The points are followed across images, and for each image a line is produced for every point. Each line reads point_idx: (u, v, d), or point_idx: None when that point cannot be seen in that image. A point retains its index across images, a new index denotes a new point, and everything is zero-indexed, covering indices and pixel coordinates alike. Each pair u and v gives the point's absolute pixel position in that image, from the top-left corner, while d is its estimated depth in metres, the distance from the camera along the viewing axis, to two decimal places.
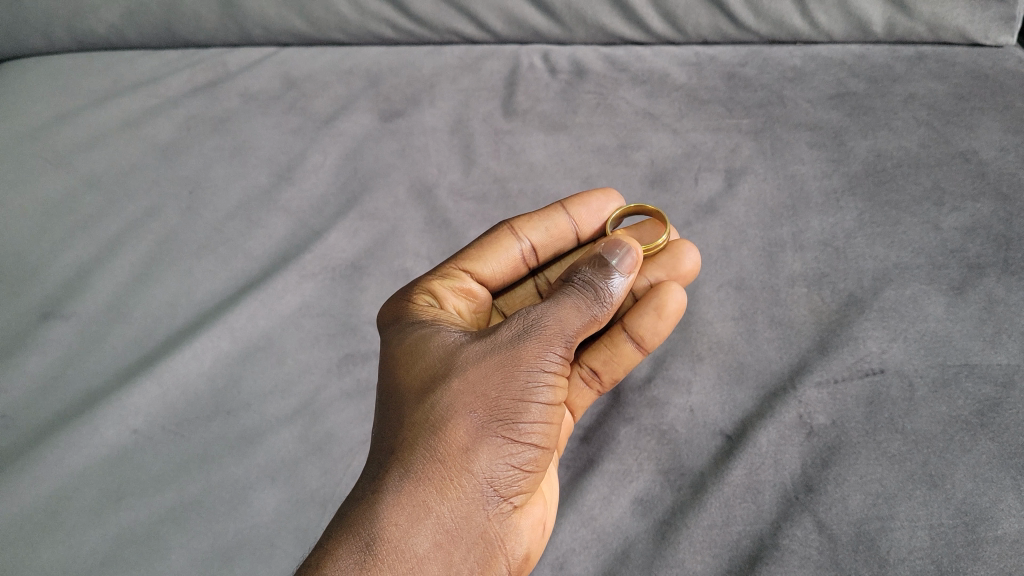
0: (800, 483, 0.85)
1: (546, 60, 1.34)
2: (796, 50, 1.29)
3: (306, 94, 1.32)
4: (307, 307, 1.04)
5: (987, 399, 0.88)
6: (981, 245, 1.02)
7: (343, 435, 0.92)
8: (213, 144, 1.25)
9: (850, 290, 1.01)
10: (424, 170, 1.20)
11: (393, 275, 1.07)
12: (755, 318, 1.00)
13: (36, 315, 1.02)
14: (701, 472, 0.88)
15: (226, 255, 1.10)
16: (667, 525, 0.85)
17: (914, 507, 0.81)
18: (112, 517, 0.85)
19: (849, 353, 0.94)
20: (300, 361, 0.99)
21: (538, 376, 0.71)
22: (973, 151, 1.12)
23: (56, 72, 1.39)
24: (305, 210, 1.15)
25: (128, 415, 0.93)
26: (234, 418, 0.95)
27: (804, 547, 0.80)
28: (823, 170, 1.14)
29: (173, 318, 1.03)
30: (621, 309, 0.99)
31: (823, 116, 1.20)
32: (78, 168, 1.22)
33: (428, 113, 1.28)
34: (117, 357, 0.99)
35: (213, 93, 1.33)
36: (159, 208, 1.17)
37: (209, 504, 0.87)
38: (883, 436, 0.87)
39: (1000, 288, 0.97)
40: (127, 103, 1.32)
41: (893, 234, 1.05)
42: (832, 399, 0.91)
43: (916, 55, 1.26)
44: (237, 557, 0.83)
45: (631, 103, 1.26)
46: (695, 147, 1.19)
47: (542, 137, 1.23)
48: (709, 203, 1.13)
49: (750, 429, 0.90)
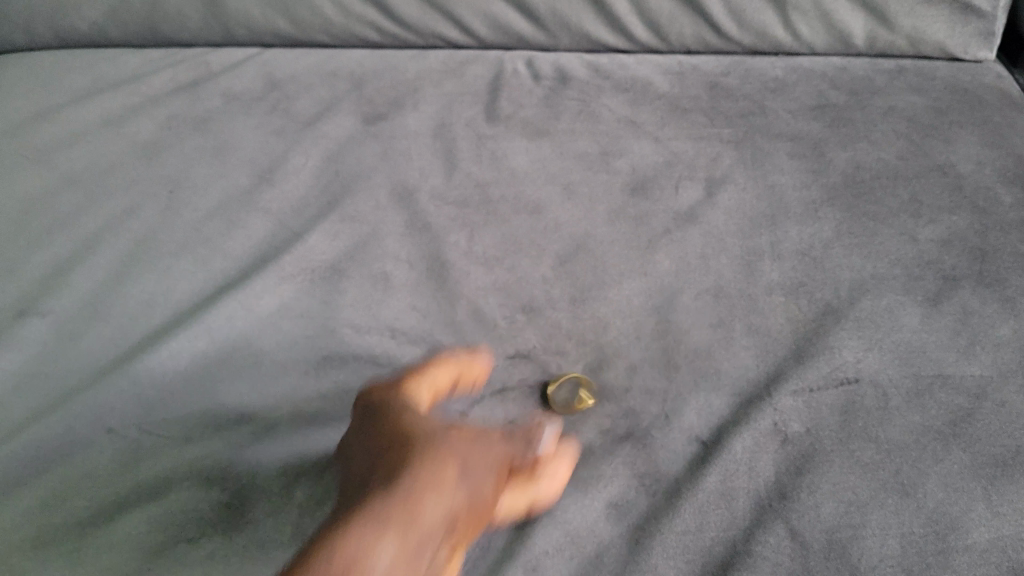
0: (774, 491, 0.86)
1: (530, 66, 1.34)
2: (777, 62, 1.30)
3: (289, 95, 1.32)
4: (285, 308, 1.03)
5: (960, 409, 0.90)
6: (956, 258, 1.05)
7: (319, 436, 0.92)
8: (194, 143, 1.25)
9: (827, 299, 1.02)
10: (406, 173, 1.19)
11: (373, 278, 1.06)
12: (733, 326, 1.00)
13: (12, 312, 1.02)
14: (675, 479, 0.88)
15: (204, 255, 1.09)
16: (641, 531, 0.85)
17: (885, 516, 0.83)
18: (76, 503, 0.87)
19: (825, 362, 0.95)
20: (277, 361, 0.98)
21: (457, 502, 0.75)
22: (950, 165, 1.14)
23: (37, 67, 1.38)
24: (285, 211, 1.15)
25: (103, 412, 0.93)
26: (210, 418, 0.94)
27: (776, 553, 0.81)
28: (802, 180, 1.14)
29: (151, 317, 1.02)
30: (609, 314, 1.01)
31: (804, 127, 1.21)
32: (58, 165, 1.21)
33: (411, 117, 1.27)
34: (93, 357, 0.98)
35: (195, 92, 1.33)
36: (138, 206, 1.15)
37: (182, 506, 0.87)
38: (857, 444, 0.88)
39: (975, 300, 1.00)
40: (108, 100, 1.31)
41: (870, 245, 1.07)
42: (807, 407, 0.92)
43: (896, 69, 1.28)
44: (209, 559, 0.83)
45: (614, 111, 1.26)
46: (676, 155, 1.20)
47: (524, 143, 1.23)
48: (690, 211, 1.13)
49: (724, 436, 0.90)
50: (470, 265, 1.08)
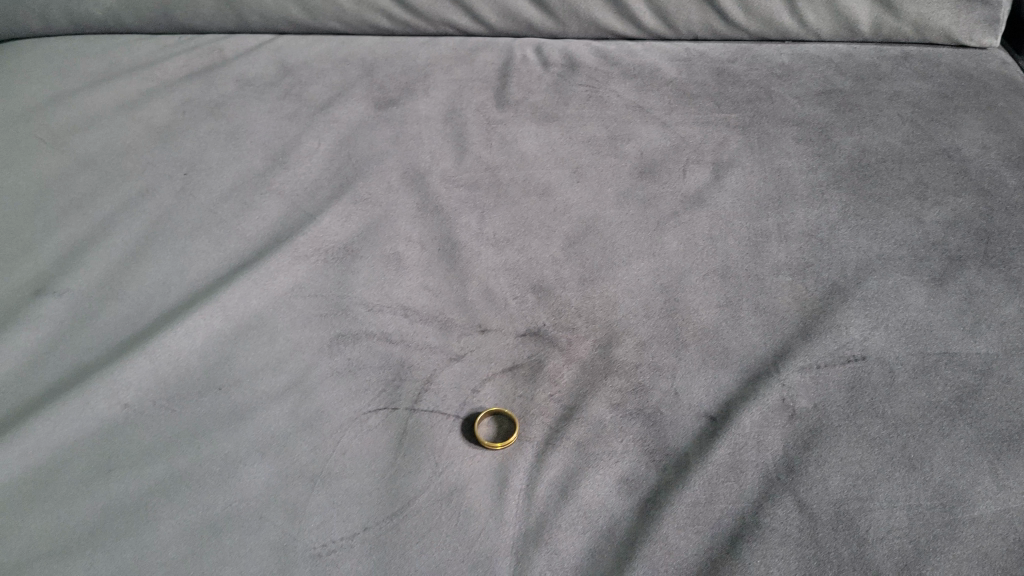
0: (782, 465, 0.87)
1: (539, 53, 1.36)
2: (784, 49, 1.33)
3: (302, 81, 1.34)
4: (299, 288, 1.05)
5: (966, 385, 0.92)
6: (962, 239, 1.06)
7: (332, 412, 0.93)
8: (208, 127, 1.26)
9: (834, 279, 1.03)
10: (417, 156, 1.21)
11: (385, 258, 1.08)
12: (740, 305, 1.02)
13: (29, 292, 1.03)
14: (684, 451, 0.89)
15: (219, 236, 1.11)
16: (651, 503, 0.85)
17: (892, 488, 0.84)
18: (101, 488, 0.86)
19: (832, 339, 0.97)
20: (291, 340, 1.00)
21: None
22: (955, 148, 1.16)
23: (52, 53, 1.39)
24: (298, 193, 1.16)
25: (120, 390, 0.93)
26: (225, 395, 0.95)
27: (784, 524, 0.82)
28: (808, 164, 1.16)
29: (167, 296, 1.04)
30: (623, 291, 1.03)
31: (811, 112, 1.23)
32: (73, 148, 1.22)
33: (422, 102, 1.29)
34: (110, 334, 0.99)
35: (209, 78, 1.35)
36: (153, 188, 1.17)
37: (199, 478, 0.87)
38: (864, 420, 0.89)
39: (980, 279, 1.02)
40: (123, 85, 1.33)
41: (876, 227, 1.08)
42: (814, 383, 0.93)
43: (902, 55, 1.30)
44: (226, 529, 0.83)
45: (622, 96, 1.28)
46: (684, 139, 1.21)
47: (534, 127, 1.25)
48: (698, 194, 1.14)
49: (733, 411, 0.91)
50: (482, 246, 1.10)
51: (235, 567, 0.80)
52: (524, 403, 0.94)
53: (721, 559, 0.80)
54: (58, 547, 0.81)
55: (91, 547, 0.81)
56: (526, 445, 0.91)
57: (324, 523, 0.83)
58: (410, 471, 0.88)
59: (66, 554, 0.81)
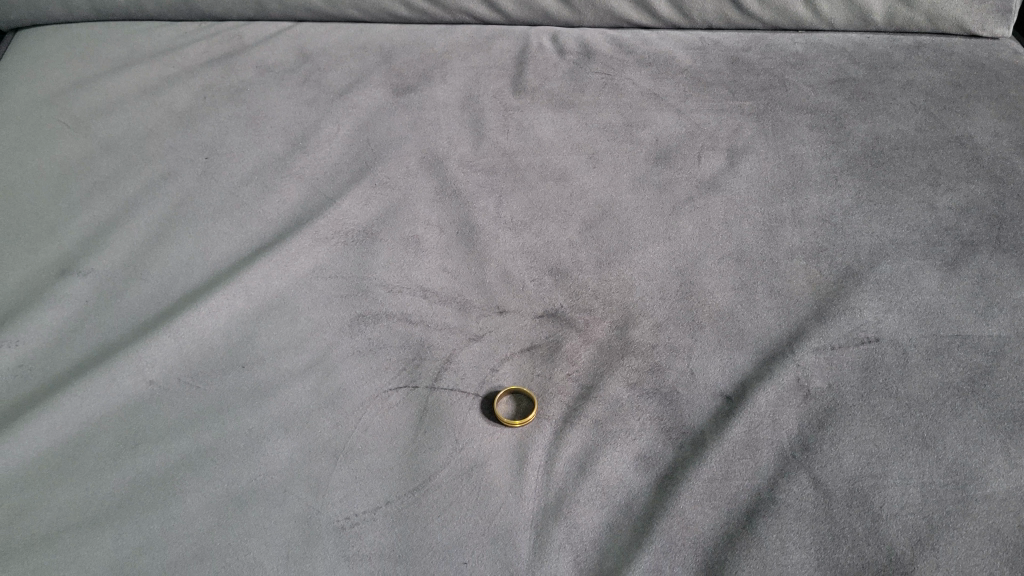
0: (797, 443, 0.87)
1: (555, 41, 1.40)
2: (798, 37, 1.38)
3: (321, 68, 1.37)
4: (320, 269, 1.06)
5: (978, 367, 0.93)
6: (974, 225, 1.08)
7: (353, 389, 0.94)
8: (229, 112, 1.29)
9: (847, 263, 1.04)
10: (435, 142, 1.23)
11: (404, 241, 1.10)
12: (755, 289, 1.03)
13: (54, 272, 1.05)
14: (700, 430, 0.89)
15: (241, 218, 1.12)
16: (668, 479, 0.85)
17: (906, 466, 0.84)
18: (128, 462, 0.87)
19: (846, 321, 0.98)
20: (313, 319, 1.01)
21: None
22: (967, 136, 1.19)
23: (74, 40, 1.42)
24: (318, 177, 1.18)
25: (145, 366, 0.95)
26: (248, 372, 0.96)
27: (800, 500, 0.82)
28: (822, 151, 1.19)
29: (190, 276, 1.05)
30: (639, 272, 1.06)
31: (824, 100, 1.26)
32: (96, 133, 1.25)
33: (439, 89, 1.32)
34: (135, 312, 1.01)
35: (230, 64, 1.38)
36: (175, 171, 1.19)
37: (224, 452, 0.88)
38: (878, 399, 0.90)
39: (992, 264, 1.03)
40: (144, 71, 1.36)
41: (889, 212, 1.10)
42: (829, 364, 0.94)
43: (915, 44, 1.35)
44: (252, 501, 0.83)
45: (636, 84, 1.31)
46: (699, 126, 1.24)
47: (550, 114, 1.27)
48: (712, 178, 1.16)
49: (748, 390, 0.92)
50: (499, 230, 1.11)
51: (260, 539, 0.80)
52: (542, 382, 0.95)
53: (737, 534, 0.80)
54: (88, 518, 0.82)
55: (119, 518, 0.82)
56: (545, 424, 0.91)
57: (347, 496, 0.84)
58: (429, 447, 0.88)
59: (95, 525, 0.81)
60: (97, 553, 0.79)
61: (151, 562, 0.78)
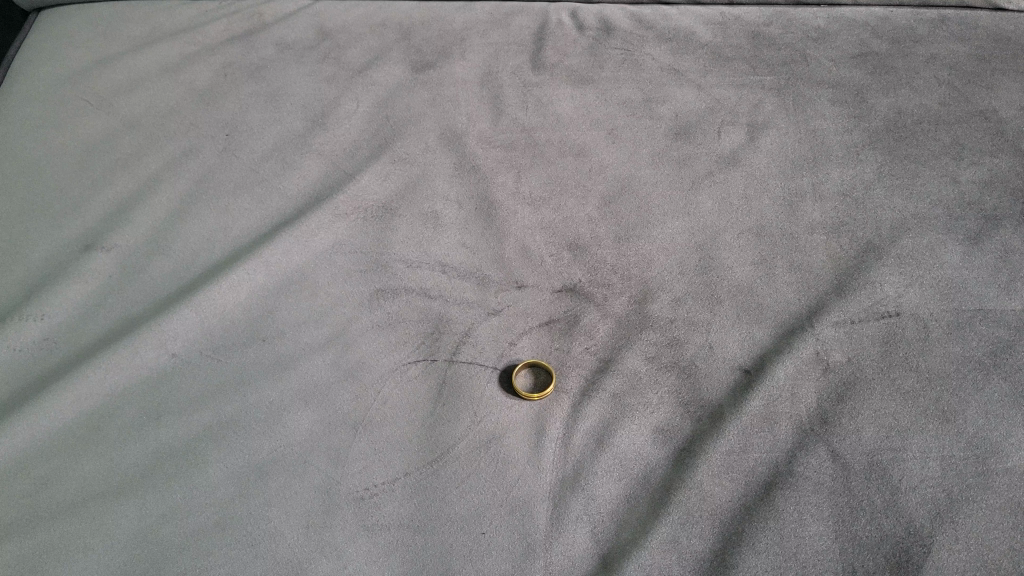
0: (815, 416, 0.87)
1: (574, 17, 1.41)
2: (820, 13, 1.38)
3: (340, 45, 1.38)
4: (340, 244, 1.07)
5: (1000, 341, 0.92)
6: (998, 199, 1.07)
7: (374, 362, 0.94)
8: (251, 89, 1.30)
9: (868, 238, 1.04)
10: (454, 118, 1.24)
11: (423, 216, 1.10)
12: (774, 263, 1.02)
13: (78, 248, 1.06)
14: (718, 403, 0.89)
15: (262, 195, 1.13)
16: (685, 452, 0.85)
17: (926, 440, 0.84)
18: (152, 433, 0.87)
19: (866, 296, 0.97)
20: (334, 293, 1.02)
21: None
22: (992, 111, 1.19)
23: (96, 18, 1.44)
24: (339, 153, 1.19)
25: (167, 340, 0.95)
26: (269, 345, 0.96)
27: (818, 473, 0.82)
28: (844, 126, 1.18)
29: (211, 252, 1.06)
30: (660, 244, 1.06)
31: (846, 74, 1.26)
32: (119, 111, 1.26)
33: (459, 65, 1.33)
34: (156, 287, 1.02)
35: (250, 43, 1.39)
36: (197, 148, 1.20)
37: (245, 423, 0.88)
38: (897, 373, 0.90)
39: (1015, 239, 1.02)
40: (166, 48, 1.37)
41: (911, 187, 1.09)
42: (848, 338, 0.93)
43: (939, 19, 1.36)
44: (272, 471, 0.84)
45: (656, 59, 1.32)
46: (719, 102, 1.24)
47: (569, 90, 1.27)
48: (732, 153, 1.16)
49: (767, 364, 0.92)
50: (518, 205, 1.12)
51: (281, 509, 0.81)
52: (560, 356, 0.95)
53: (755, 506, 0.80)
54: (112, 488, 0.82)
55: (142, 487, 0.82)
56: (563, 397, 0.91)
57: (366, 468, 0.84)
58: (448, 420, 0.88)
59: (119, 495, 0.82)
60: (120, 521, 0.80)
61: (174, 530, 0.79)
